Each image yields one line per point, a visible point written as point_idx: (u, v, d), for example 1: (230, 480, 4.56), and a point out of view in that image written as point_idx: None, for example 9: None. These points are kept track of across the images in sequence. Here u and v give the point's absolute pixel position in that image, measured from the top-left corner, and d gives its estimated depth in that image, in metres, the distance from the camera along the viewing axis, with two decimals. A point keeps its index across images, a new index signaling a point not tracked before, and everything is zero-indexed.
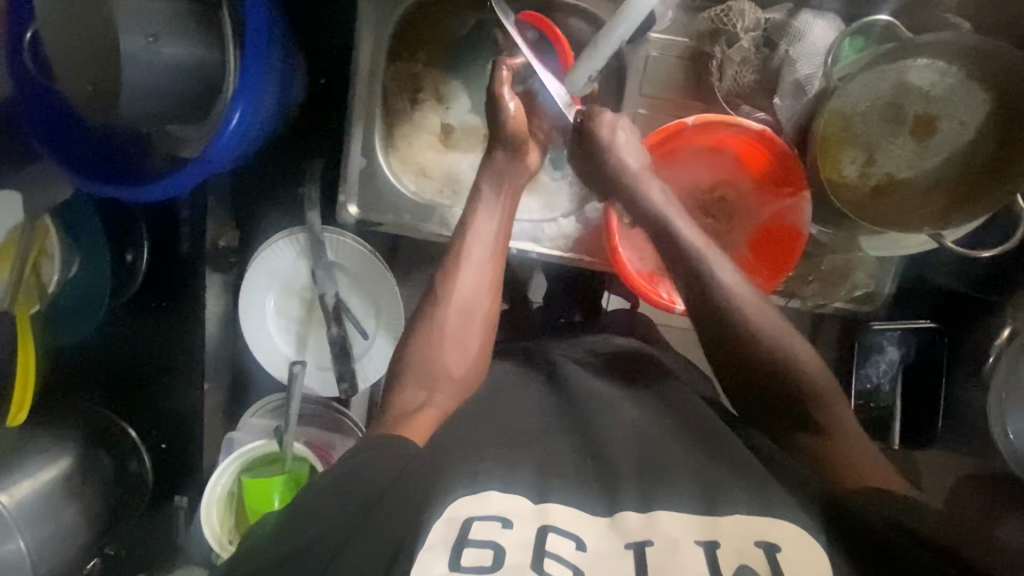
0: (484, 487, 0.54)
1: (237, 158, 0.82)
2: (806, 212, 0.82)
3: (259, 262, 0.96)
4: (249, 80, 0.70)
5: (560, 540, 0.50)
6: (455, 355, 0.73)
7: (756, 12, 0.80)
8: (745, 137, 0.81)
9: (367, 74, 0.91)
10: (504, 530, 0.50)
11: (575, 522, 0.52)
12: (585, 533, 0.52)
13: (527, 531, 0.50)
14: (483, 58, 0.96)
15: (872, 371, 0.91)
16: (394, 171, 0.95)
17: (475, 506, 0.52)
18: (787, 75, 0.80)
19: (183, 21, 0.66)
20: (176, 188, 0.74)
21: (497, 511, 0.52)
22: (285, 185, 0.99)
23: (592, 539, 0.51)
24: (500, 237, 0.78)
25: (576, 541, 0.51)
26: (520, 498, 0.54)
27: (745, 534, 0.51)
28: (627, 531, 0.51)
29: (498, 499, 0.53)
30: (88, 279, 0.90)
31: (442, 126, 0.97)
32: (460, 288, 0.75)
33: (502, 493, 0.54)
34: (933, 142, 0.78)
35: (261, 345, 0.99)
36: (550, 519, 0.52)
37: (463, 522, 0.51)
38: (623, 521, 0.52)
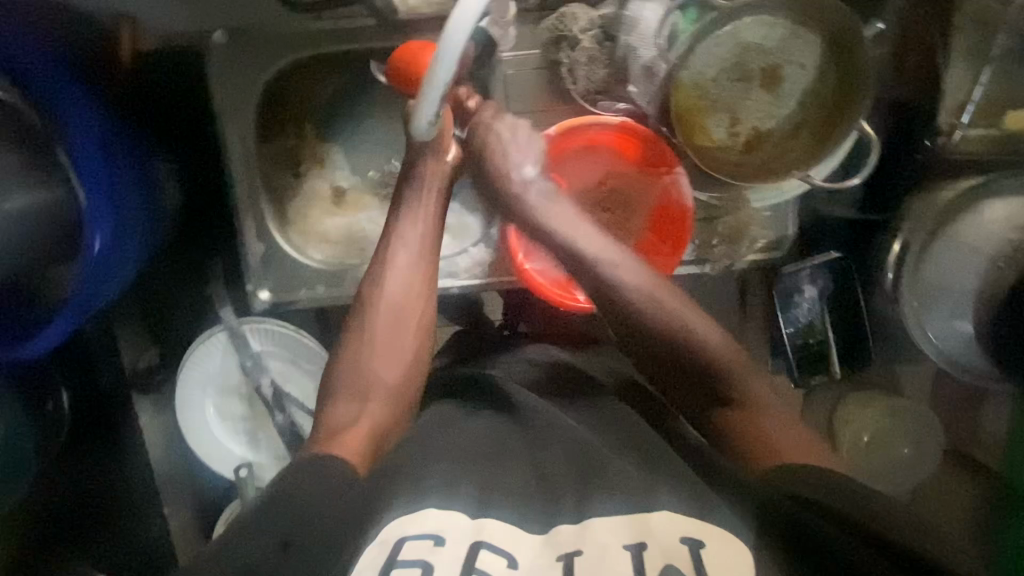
0: (421, 503, 0.54)
1: (122, 280, 0.81)
2: (685, 186, 0.84)
3: (187, 371, 0.94)
4: (100, 210, 0.69)
5: (492, 556, 0.51)
6: (384, 368, 0.72)
7: (588, 12, 0.83)
8: (611, 131, 0.85)
9: (241, 164, 0.91)
10: (437, 548, 0.51)
11: (509, 538, 0.52)
12: (519, 551, 0.52)
13: (459, 549, 0.51)
14: (353, 117, 0.97)
15: (799, 312, 0.95)
16: (297, 247, 0.95)
17: (411, 525, 0.52)
18: (634, 62, 0.82)
19: (32, 170, 0.68)
20: (55, 337, 0.72)
21: (432, 527, 0.52)
22: (190, 289, 0.97)
23: (525, 556, 0.51)
24: (430, 236, 0.80)
25: (508, 558, 0.51)
26: (456, 512, 0.53)
27: (675, 531, 0.52)
28: (558, 543, 0.52)
29: (433, 515, 0.53)
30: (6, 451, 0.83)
31: (331, 190, 0.97)
32: (392, 291, 0.77)
33: (439, 508, 0.53)
34: (782, 89, 0.82)
35: (211, 452, 0.97)
36: (485, 534, 0.52)
37: (396, 542, 0.51)
38: (555, 534, 0.52)
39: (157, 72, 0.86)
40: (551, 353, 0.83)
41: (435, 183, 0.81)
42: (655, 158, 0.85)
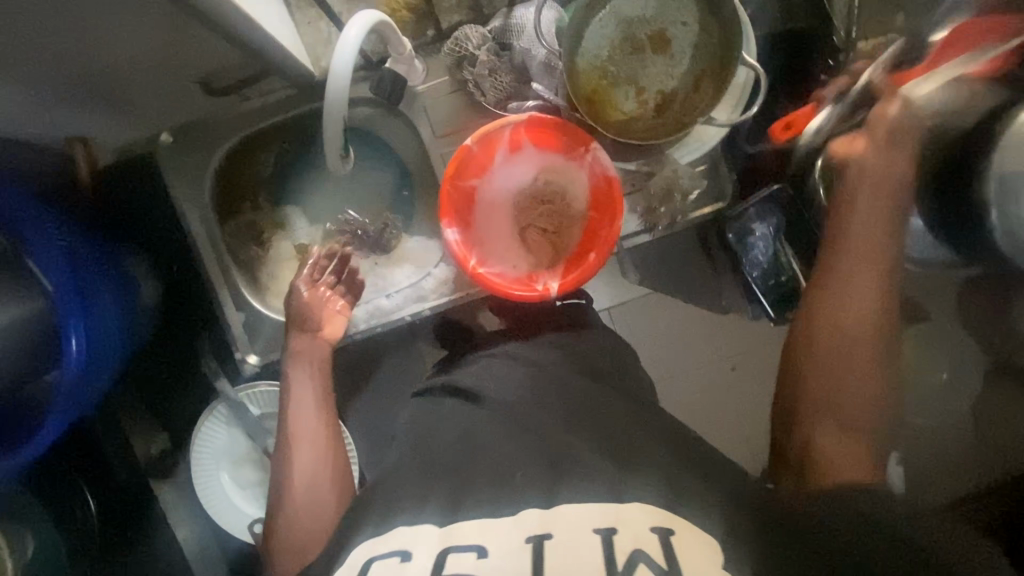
0: (388, 526, 0.56)
1: (105, 375, 0.87)
2: (604, 158, 0.88)
3: (197, 449, 0.98)
4: (71, 303, 0.77)
5: (458, 558, 0.51)
6: (315, 519, 0.70)
7: (479, 31, 0.91)
8: (526, 127, 0.90)
9: (207, 245, 0.98)
10: (402, 563, 0.51)
11: (482, 530, 0.53)
12: (488, 540, 0.52)
13: (426, 560, 0.51)
14: (302, 181, 1.05)
15: (756, 254, 0.97)
16: (274, 308, 1.01)
17: (379, 547, 0.54)
18: (531, 62, 0.89)
19: (17, 286, 0.76)
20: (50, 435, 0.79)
21: (399, 545, 0.53)
22: (186, 369, 1.02)
23: (494, 544, 0.51)
24: (324, 395, 0.81)
25: (477, 552, 0.51)
26: (426, 525, 0.55)
27: (648, 520, 0.51)
28: (529, 526, 0.52)
29: (403, 532, 0.55)
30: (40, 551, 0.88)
31: (295, 248, 1.04)
32: (299, 460, 0.74)
33: (407, 524, 0.55)
34: (674, 50, 0.86)
35: (232, 521, 0.99)
36: (452, 539, 0.52)
37: (366, 561, 0.53)
38: (525, 517, 0.53)
39: (125, 182, 0.99)
40: (522, 349, 0.80)
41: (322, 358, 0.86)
42: (570, 142, 0.89)
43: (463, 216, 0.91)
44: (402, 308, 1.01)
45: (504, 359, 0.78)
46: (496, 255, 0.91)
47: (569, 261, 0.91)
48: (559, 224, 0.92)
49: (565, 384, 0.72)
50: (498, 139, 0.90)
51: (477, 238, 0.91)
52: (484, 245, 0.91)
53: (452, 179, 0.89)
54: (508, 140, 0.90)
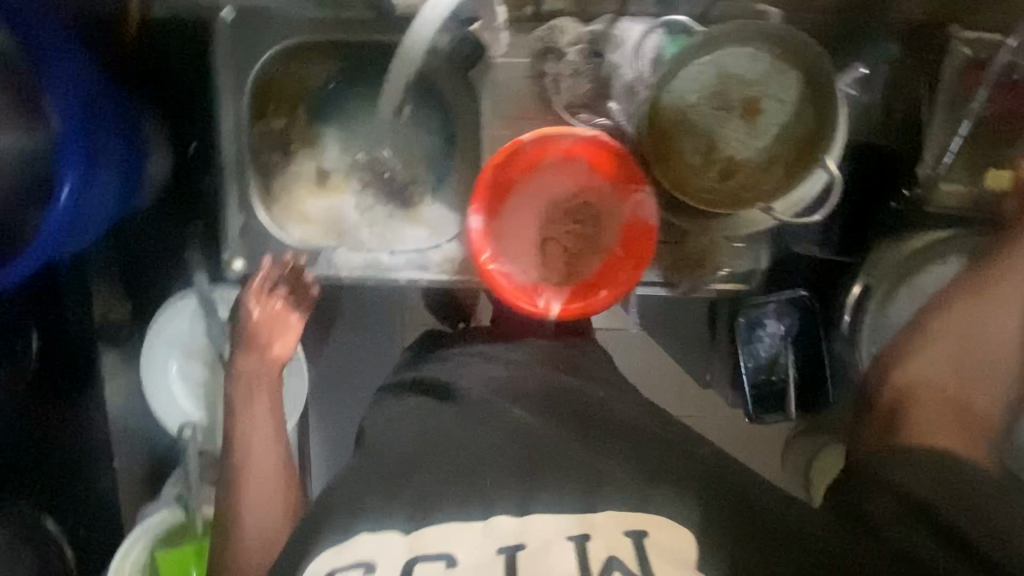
0: (348, 533, 0.53)
1: (87, 236, 0.84)
2: (651, 204, 0.86)
3: (156, 330, 0.98)
4: (72, 158, 0.72)
5: (427, 567, 0.49)
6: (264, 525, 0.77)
7: (577, 27, 0.86)
8: (585, 145, 0.86)
9: (232, 138, 0.94)
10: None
11: (450, 538, 0.51)
12: (458, 548, 0.51)
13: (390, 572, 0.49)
14: (347, 107, 1.00)
15: (759, 347, 0.95)
16: (278, 222, 0.99)
17: (342, 556, 0.51)
18: (615, 81, 0.86)
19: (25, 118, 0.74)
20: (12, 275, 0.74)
21: (361, 557, 0.51)
22: (169, 249, 1.00)
23: (465, 552, 0.50)
24: (270, 396, 0.87)
25: (446, 560, 0.50)
26: (389, 534, 0.52)
27: (619, 525, 0.52)
28: (500, 536, 0.51)
29: (364, 540, 0.52)
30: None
31: (317, 172, 1.01)
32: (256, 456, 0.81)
33: (368, 531, 0.53)
34: (760, 122, 0.83)
35: (166, 411, 0.98)
36: (418, 548, 0.51)
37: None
38: (495, 524, 0.52)
39: (167, 41, 0.94)
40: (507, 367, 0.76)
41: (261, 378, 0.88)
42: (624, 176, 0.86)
43: (494, 206, 0.88)
44: (401, 269, 1.00)
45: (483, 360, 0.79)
46: (510, 255, 0.89)
47: (577, 289, 0.88)
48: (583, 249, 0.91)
49: (542, 410, 0.68)
50: (555, 146, 0.86)
51: (499, 232, 0.89)
52: (502, 240, 0.89)
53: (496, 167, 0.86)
54: (564, 150, 0.87)
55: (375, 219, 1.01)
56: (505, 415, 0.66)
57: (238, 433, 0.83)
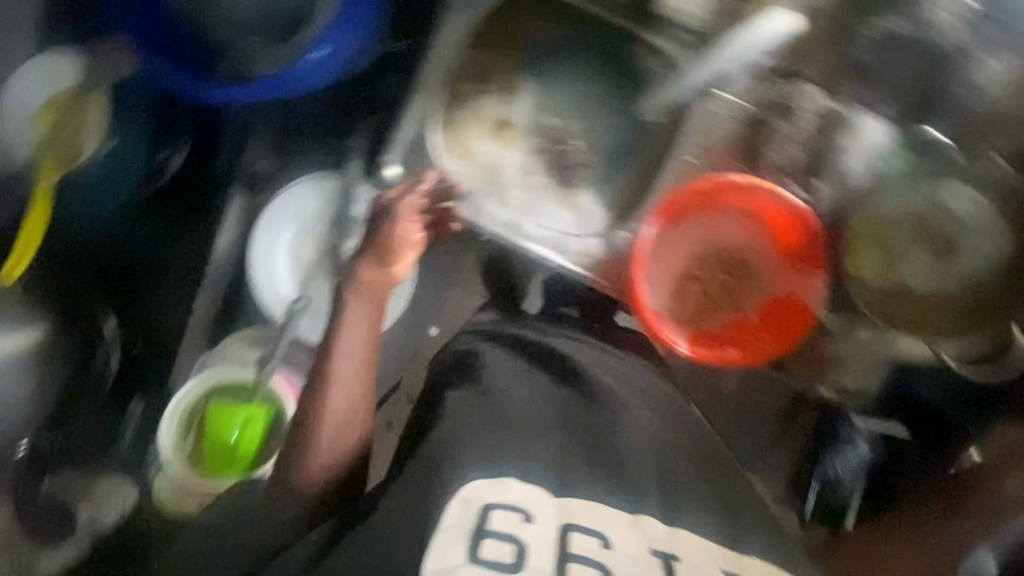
0: (500, 476, 0.63)
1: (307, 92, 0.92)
2: (821, 291, 0.87)
3: (287, 195, 0.99)
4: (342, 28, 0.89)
5: (582, 538, 0.59)
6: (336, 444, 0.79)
7: (823, 98, 0.85)
8: (782, 210, 0.87)
9: (442, 52, 0.93)
10: (524, 524, 0.58)
11: (593, 519, 0.61)
12: (609, 532, 0.61)
13: (548, 530, 0.59)
14: (554, 73, 1.00)
15: (841, 463, 0.94)
16: (441, 149, 0.98)
17: (501, 491, 0.61)
18: (833, 164, 0.86)
19: None
20: (238, 96, 0.86)
21: (516, 501, 0.61)
22: (336, 128, 1.00)
23: (616, 539, 0.60)
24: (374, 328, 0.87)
25: (602, 540, 0.60)
26: (540, 490, 0.63)
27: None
28: (651, 538, 0.61)
29: (516, 488, 0.62)
30: (129, 145, 0.88)
31: (497, 118, 1.01)
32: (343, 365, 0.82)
33: (518, 481, 0.63)
34: (950, 263, 0.86)
35: (262, 274, 0.99)
36: (572, 519, 0.61)
37: (483, 507, 0.59)
38: (644, 522, 0.63)
39: None
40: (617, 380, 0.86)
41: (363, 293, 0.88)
42: (806, 254, 0.87)
43: (671, 225, 0.90)
44: (536, 244, 0.99)
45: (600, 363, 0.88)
46: (657, 276, 0.90)
47: (700, 335, 0.90)
48: (732, 302, 0.91)
49: (642, 426, 0.79)
50: (757, 197, 0.88)
51: (664, 248, 0.91)
52: (659, 259, 0.91)
53: (698, 191, 0.88)
54: (763, 204, 0.88)
55: (533, 185, 1.01)
56: (628, 417, 0.79)
57: (342, 351, 0.82)
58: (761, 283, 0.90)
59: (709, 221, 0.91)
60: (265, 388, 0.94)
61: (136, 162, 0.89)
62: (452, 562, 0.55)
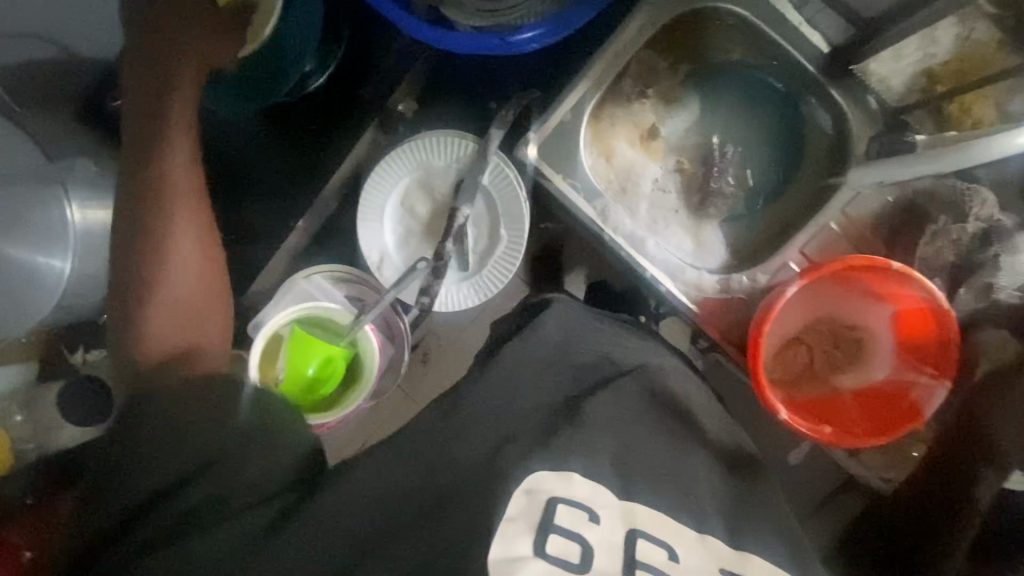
0: (569, 468, 0.58)
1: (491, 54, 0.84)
2: (937, 399, 0.82)
3: (420, 142, 0.94)
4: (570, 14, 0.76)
5: (649, 546, 0.56)
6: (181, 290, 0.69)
7: (992, 207, 0.84)
8: (923, 302, 0.82)
9: (624, 45, 0.90)
10: (590, 524, 0.55)
11: (661, 529, 0.58)
12: (676, 544, 0.58)
13: (617, 533, 0.56)
14: (718, 99, 0.99)
15: None
16: (586, 140, 0.95)
17: (566, 482, 0.57)
18: (984, 275, 0.83)
19: None
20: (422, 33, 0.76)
21: (582, 499, 0.57)
22: (487, 89, 0.97)
23: (682, 550, 0.58)
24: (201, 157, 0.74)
25: (668, 551, 0.57)
26: (607, 489, 0.58)
27: None
28: (721, 556, 0.59)
29: (582, 484, 0.57)
30: (288, 45, 0.86)
31: (649, 126, 0.98)
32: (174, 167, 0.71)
33: (586, 476, 0.58)
34: None
35: (369, 216, 0.95)
36: (637, 523, 0.57)
37: (549, 499, 0.55)
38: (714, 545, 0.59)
39: None
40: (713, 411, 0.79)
41: (179, 194, 0.71)
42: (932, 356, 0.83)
43: (800, 285, 0.87)
44: (652, 265, 0.94)
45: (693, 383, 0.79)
46: (768, 331, 0.89)
47: (794, 402, 0.88)
48: (829, 374, 0.91)
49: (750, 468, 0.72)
50: (900, 284, 0.83)
51: (784, 306, 0.88)
52: (775, 315, 0.88)
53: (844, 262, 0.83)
54: (902, 292, 0.84)
55: (661, 205, 0.98)
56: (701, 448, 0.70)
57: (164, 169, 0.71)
58: (864, 365, 0.90)
59: (833, 291, 0.89)
60: (354, 334, 0.89)
61: (293, 65, 0.89)
62: (518, 551, 0.51)
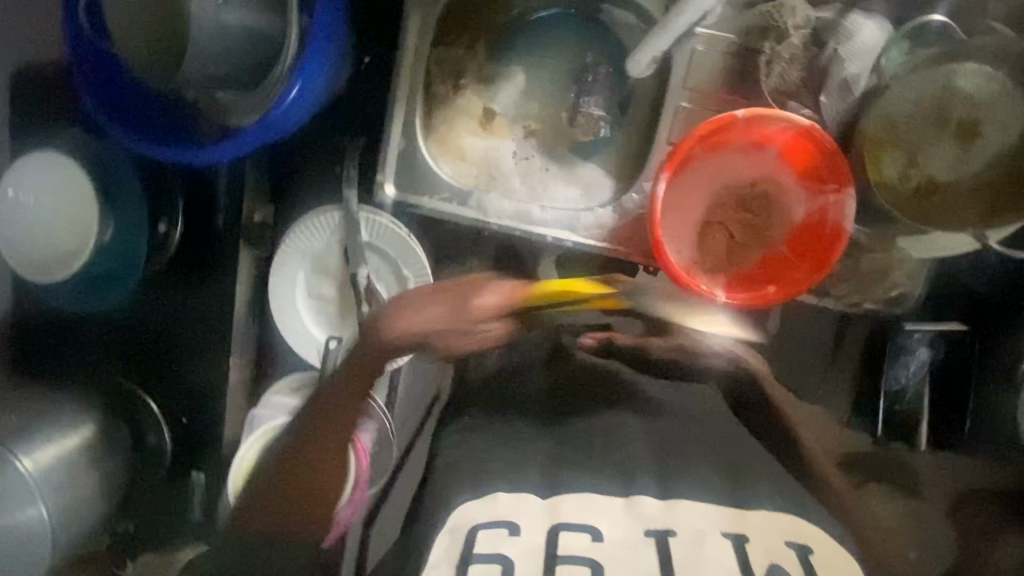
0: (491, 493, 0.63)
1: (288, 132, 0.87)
2: (850, 207, 0.83)
3: (293, 237, 0.97)
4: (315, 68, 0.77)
5: (572, 535, 0.58)
6: None
7: (807, 10, 0.83)
8: (790, 131, 0.83)
9: (412, 59, 0.92)
10: (509, 538, 0.58)
11: (584, 518, 0.60)
12: (599, 523, 0.59)
13: (537, 536, 0.58)
14: (526, 52, 0.99)
15: (901, 372, 0.93)
16: (432, 154, 0.96)
17: (486, 506, 0.61)
18: (835, 73, 0.82)
19: None
20: (230, 153, 0.81)
21: (502, 516, 0.60)
22: (321, 161, 1.00)
23: (606, 528, 0.59)
24: None
25: (590, 533, 0.58)
26: (527, 497, 0.62)
27: (778, 537, 0.60)
28: (645, 519, 0.60)
29: (505, 497, 0.62)
30: (130, 232, 0.90)
31: (482, 110, 0.99)
32: None
33: (508, 493, 0.63)
34: (977, 145, 0.79)
35: (289, 322, 0.99)
36: (560, 518, 0.60)
37: (471, 534, 0.59)
38: (638, 505, 0.61)
39: None
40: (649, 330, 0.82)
41: None
42: (825, 173, 0.83)
43: (675, 178, 0.86)
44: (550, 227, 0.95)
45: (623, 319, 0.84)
46: (672, 231, 0.87)
47: (733, 280, 0.87)
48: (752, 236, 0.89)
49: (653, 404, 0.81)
50: (763, 127, 0.83)
51: (673, 201, 0.87)
52: (670, 214, 0.87)
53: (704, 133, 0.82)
54: (768, 131, 0.83)
55: (530, 171, 0.99)
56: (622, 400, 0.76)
57: None
58: (778, 212, 0.88)
59: (712, 163, 0.87)
60: None
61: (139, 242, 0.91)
62: None
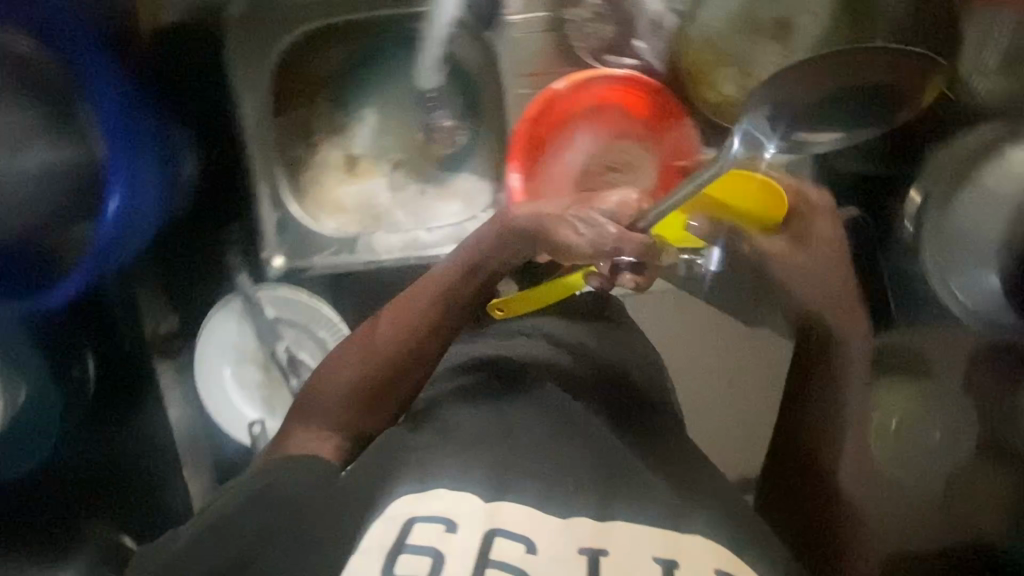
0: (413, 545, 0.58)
1: (137, 243, 0.91)
2: (693, 134, 0.87)
3: (206, 337, 0.98)
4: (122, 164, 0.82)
5: (506, 543, 0.50)
6: None
7: None
8: (615, 86, 0.88)
9: (257, 135, 0.93)
10: (448, 533, 0.50)
11: (525, 523, 0.52)
12: (536, 535, 0.51)
13: (471, 538, 0.50)
14: (366, 92, 1.00)
15: None
16: (309, 212, 0.98)
17: (416, 504, 0.53)
18: (640, 15, 0.89)
19: (56, 126, 0.82)
20: (77, 283, 0.83)
21: (441, 512, 0.52)
22: (207, 258, 1.01)
23: (544, 541, 0.51)
24: None
25: (527, 543, 0.50)
26: (470, 495, 0.53)
27: (709, 559, 0.51)
28: (582, 536, 0.51)
29: (447, 495, 0.53)
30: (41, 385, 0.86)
31: (344, 159, 1.00)
32: None
33: (451, 488, 0.54)
34: (795, 38, 0.82)
35: (226, 417, 0.98)
36: (498, 521, 0.51)
37: (408, 519, 0.51)
38: (577, 526, 0.52)
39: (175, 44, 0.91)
40: (565, 329, 0.78)
41: None
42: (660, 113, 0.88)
43: (530, 161, 0.88)
44: (442, 246, 0.96)
45: (537, 335, 0.76)
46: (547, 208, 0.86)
47: None
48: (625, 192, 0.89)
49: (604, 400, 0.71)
50: (589, 89, 0.87)
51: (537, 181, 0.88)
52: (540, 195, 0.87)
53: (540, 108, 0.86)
54: (595, 92, 0.88)
55: (407, 200, 1.00)
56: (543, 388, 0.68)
57: None
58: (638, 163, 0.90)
59: (560, 135, 0.89)
60: None
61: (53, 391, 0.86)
62: None
